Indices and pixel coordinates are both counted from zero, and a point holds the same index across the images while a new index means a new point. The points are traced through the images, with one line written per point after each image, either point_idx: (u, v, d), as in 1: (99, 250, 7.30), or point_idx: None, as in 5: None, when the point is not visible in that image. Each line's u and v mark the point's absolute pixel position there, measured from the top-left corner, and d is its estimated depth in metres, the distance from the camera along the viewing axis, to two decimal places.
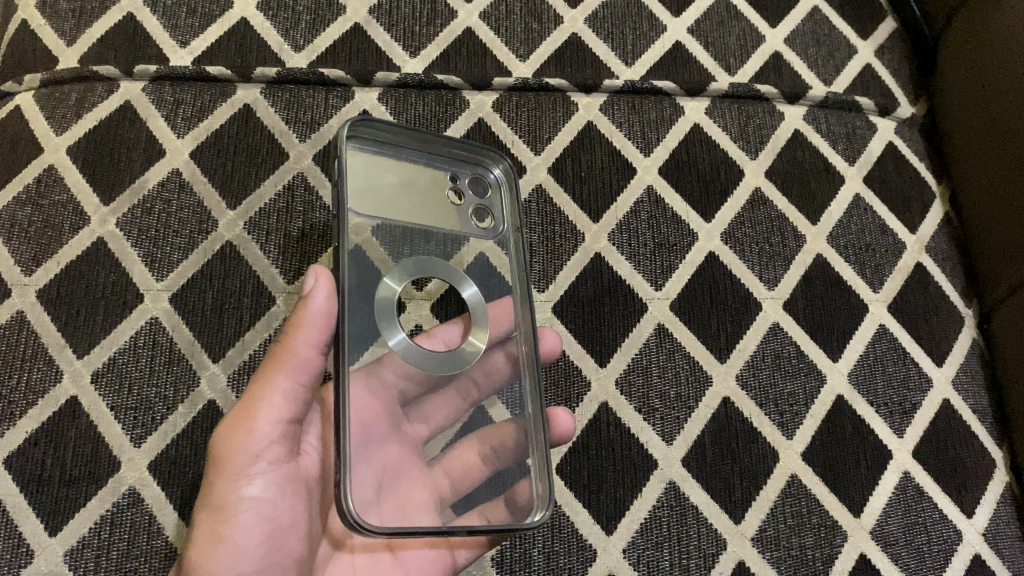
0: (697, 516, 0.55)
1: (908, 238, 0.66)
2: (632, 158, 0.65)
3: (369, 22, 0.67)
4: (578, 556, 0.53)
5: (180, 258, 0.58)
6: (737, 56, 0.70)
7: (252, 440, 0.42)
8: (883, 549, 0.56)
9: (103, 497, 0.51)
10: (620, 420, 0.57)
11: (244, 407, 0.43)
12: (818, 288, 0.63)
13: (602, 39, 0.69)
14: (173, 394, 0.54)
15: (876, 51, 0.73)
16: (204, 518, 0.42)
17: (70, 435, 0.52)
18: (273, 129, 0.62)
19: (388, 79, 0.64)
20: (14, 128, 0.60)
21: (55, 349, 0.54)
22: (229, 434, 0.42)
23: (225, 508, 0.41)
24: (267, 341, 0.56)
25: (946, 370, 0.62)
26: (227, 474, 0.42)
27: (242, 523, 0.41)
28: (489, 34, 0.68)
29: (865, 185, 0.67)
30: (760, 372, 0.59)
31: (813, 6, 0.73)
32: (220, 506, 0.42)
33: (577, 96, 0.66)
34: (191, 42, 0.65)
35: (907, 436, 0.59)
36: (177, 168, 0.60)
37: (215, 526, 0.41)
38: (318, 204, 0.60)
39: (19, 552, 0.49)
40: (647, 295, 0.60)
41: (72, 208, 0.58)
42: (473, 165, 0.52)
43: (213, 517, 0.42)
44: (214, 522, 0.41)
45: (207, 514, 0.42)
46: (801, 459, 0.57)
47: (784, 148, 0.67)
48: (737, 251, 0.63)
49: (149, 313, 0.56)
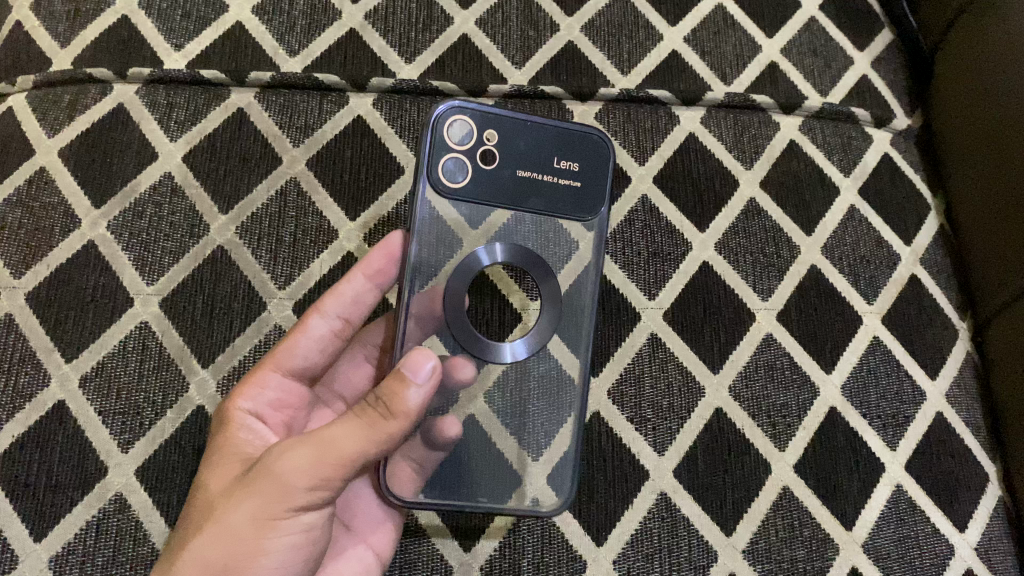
0: (688, 528, 0.55)
1: (903, 250, 0.65)
2: (627, 166, 0.64)
3: (364, 28, 0.67)
4: (567, 567, 0.53)
5: (171, 262, 0.57)
6: (733, 66, 0.70)
7: (314, 482, 0.38)
8: (874, 562, 0.56)
9: (90, 502, 0.50)
10: (611, 430, 0.56)
11: (320, 438, 0.38)
12: (812, 299, 0.62)
13: (598, 47, 0.69)
14: (161, 399, 0.54)
15: (873, 62, 0.73)
16: (228, 532, 0.38)
17: (57, 439, 0.52)
18: (267, 134, 0.62)
19: (382, 85, 0.64)
20: (6, 129, 0.60)
21: (43, 353, 0.54)
22: (289, 464, 0.38)
23: (262, 534, 0.38)
24: (256, 347, 0.56)
25: (940, 384, 0.61)
26: (278, 503, 0.38)
27: (277, 548, 0.39)
28: (485, 41, 0.68)
29: (860, 197, 0.67)
30: (753, 383, 0.59)
31: (810, 17, 0.73)
32: (257, 531, 0.38)
33: (572, 104, 0.66)
34: (186, 45, 0.65)
35: (899, 449, 0.59)
36: (169, 172, 0.60)
37: (241, 550, 0.38)
38: (310, 210, 0.60)
39: (3, 557, 0.49)
40: (640, 304, 0.60)
41: (63, 211, 0.58)
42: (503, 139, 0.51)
43: (243, 541, 0.38)
44: (241, 543, 0.38)
45: (252, 518, 0.38)
46: (793, 471, 0.57)
47: (780, 158, 0.67)
48: (731, 261, 0.63)
49: (139, 317, 0.55)
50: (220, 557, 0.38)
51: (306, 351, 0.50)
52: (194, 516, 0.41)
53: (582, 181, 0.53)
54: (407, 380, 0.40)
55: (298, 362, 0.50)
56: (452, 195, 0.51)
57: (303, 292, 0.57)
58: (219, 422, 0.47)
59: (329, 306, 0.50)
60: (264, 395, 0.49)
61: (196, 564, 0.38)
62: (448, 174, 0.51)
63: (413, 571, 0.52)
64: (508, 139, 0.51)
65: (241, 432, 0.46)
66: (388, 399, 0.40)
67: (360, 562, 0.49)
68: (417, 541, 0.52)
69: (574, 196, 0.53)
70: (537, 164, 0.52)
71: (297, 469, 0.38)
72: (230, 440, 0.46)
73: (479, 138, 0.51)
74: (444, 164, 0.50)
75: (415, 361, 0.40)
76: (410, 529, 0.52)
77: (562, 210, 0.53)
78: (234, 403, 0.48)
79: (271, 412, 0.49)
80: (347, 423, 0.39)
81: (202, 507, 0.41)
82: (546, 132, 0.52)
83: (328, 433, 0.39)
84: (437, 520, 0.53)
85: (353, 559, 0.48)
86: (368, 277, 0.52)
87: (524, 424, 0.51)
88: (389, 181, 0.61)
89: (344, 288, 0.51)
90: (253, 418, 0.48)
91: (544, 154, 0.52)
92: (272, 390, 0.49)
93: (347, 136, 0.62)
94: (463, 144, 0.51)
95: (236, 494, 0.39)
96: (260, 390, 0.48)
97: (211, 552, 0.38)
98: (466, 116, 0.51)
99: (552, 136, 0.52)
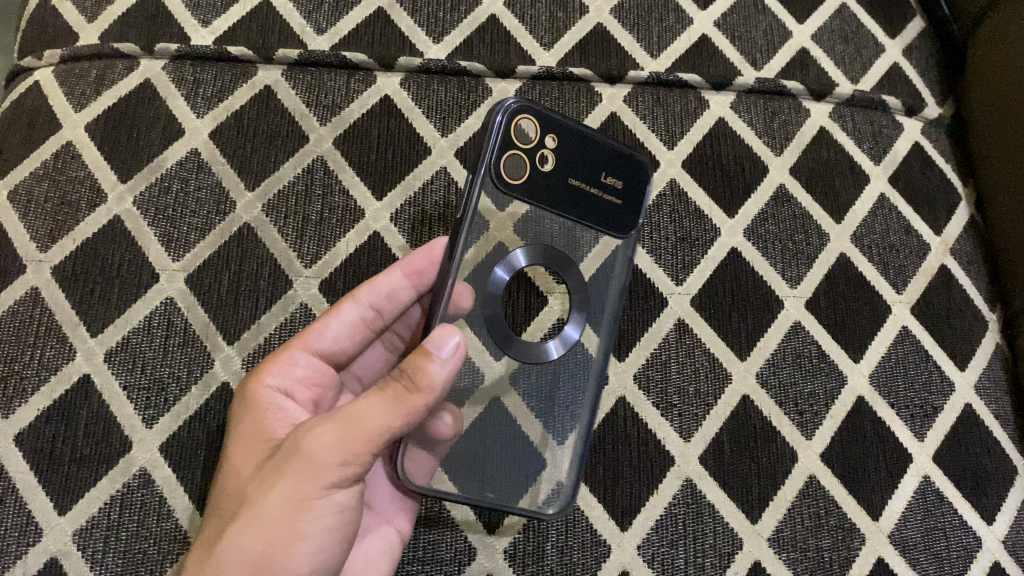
0: (712, 514, 0.54)
1: (933, 239, 0.65)
2: (655, 151, 0.64)
3: (392, 7, 0.67)
4: (591, 552, 0.52)
5: (197, 238, 0.57)
6: (763, 51, 0.69)
7: (341, 462, 0.38)
8: (901, 553, 0.55)
9: (114, 477, 0.50)
10: (637, 415, 0.56)
11: (346, 416, 0.38)
12: (841, 287, 0.62)
13: (627, 31, 0.68)
14: (186, 375, 0.53)
15: (905, 50, 0.72)
16: (264, 517, 0.38)
17: (82, 413, 0.52)
18: (293, 112, 0.61)
19: (409, 64, 0.63)
20: (33, 103, 0.60)
21: (69, 327, 0.54)
22: (317, 442, 0.38)
23: (298, 517, 0.38)
24: (283, 325, 0.55)
25: (968, 375, 0.61)
26: (309, 486, 0.38)
27: (313, 533, 0.39)
28: (514, 22, 0.67)
29: (890, 185, 0.66)
30: (780, 371, 0.58)
31: (842, 3, 0.72)
32: (293, 513, 0.38)
33: (601, 87, 0.65)
34: (213, 22, 0.64)
35: (927, 440, 0.58)
36: (196, 148, 0.59)
37: (279, 534, 0.38)
38: (337, 188, 0.59)
39: (28, 530, 0.49)
40: (667, 290, 0.60)
41: (89, 186, 0.58)
42: (547, 129, 0.49)
43: (280, 525, 0.38)
44: (279, 528, 0.38)
45: (285, 502, 0.38)
46: (820, 460, 0.56)
47: (810, 145, 0.66)
48: (759, 248, 0.62)
49: (164, 293, 0.55)
50: (259, 542, 0.38)
51: (335, 333, 0.49)
52: (229, 501, 0.41)
53: (625, 200, 0.53)
54: (431, 355, 0.40)
55: (328, 344, 0.49)
56: (505, 191, 0.48)
57: (329, 271, 0.57)
58: (245, 400, 0.46)
59: (363, 295, 0.50)
60: (292, 373, 0.48)
61: (236, 550, 0.38)
62: (511, 160, 0.48)
63: (439, 552, 0.51)
64: (572, 147, 0.50)
65: (268, 413, 0.46)
66: (412, 373, 0.40)
67: (383, 541, 0.49)
68: (441, 522, 0.52)
69: (615, 214, 0.53)
70: (590, 177, 0.51)
71: (327, 447, 0.38)
72: (258, 420, 0.45)
73: (541, 136, 0.49)
74: (506, 157, 0.48)
75: (440, 337, 0.40)
76: (433, 511, 0.52)
77: (602, 224, 0.53)
78: (261, 381, 0.47)
79: (300, 388, 0.48)
80: (372, 398, 0.39)
81: (235, 492, 0.41)
82: (603, 149, 0.51)
83: (357, 411, 0.38)
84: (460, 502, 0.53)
85: (376, 538, 0.49)
86: (407, 274, 0.51)
87: (551, 409, 0.51)
88: (416, 161, 0.61)
89: (381, 280, 0.50)
90: (281, 398, 0.47)
91: (595, 167, 0.51)
92: (300, 367, 0.48)
93: (374, 115, 0.62)
94: (526, 140, 0.48)
95: (269, 477, 0.39)
96: (288, 368, 0.48)
97: (250, 539, 0.38)
98: (531, 113, 0.48)
99: (604, 149, 0.51)
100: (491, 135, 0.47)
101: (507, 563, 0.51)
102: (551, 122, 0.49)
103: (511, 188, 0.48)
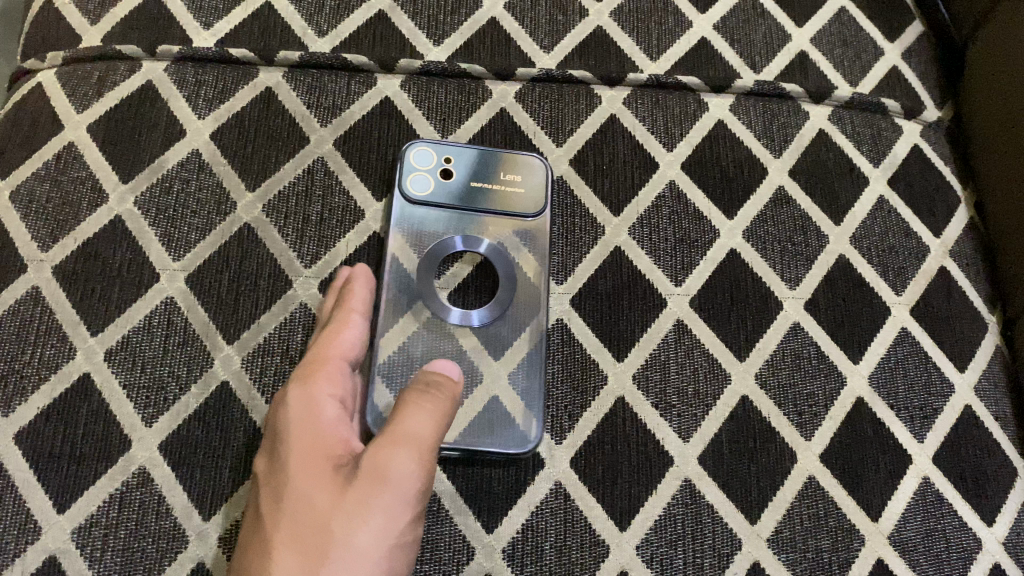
0: (712, 515, 0.54)
1: (932, 242, 0.65)
2: (654, 152, 0.64)
3: (393, 10, 0.67)
4: (590, 552, 0.52)
5: (198, 238, 0.57)
6: (763, 54, 0.70)
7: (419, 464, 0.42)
8: (900, 555, 0.55)
9: (113, 475, 0.50)
10: (636, 415, 0.56)
11: (396, 434, 0.43)
12: (840, 289, 0.62)
13: (627, 34, 0.69)
14: (186, 374, 0.53)
15: (904, 53, 0.72)
16: (379, 529, 0.40)
17: (81, 411, 0.52)
18: (294, 114, 0.62)
19: (410, 67, 0.64)
20: (36, 105, 0.60)
21: (69, 326, 0.54)
22: (400, 465, 0.42)
23: (403, 515, 0.42)
24: (282, 324, 0.55)
25: (969, 377, 0.61)
26: (407, 487, 0.42)
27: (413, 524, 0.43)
28: (514, 25, 0.68)
29: (889, 187, 0.66)
30: (780, 372, 0.58)
31: (840, 7, 0.73)
32: (397, 510, 0.41)
33: (600, 89, 0.66)
34: (215, 25, 0.65)
35: (927, 441, 0.58)
36: (197, 149, 0.60)
37: (396, 530, 0.41)
38: (337, 189, 0.60)
39: (26, 528, 0.48)
40: (666, 291, 0.60)
41: (90, 186, 0.58)
42: (441, 148, 0.60)
43: (387, 529, 0.40)
44: (390, 524, 0.41)
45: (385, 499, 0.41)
46: (819, 460, 0.56)
47: (809, 147, 0.66)
48: (759, 250, 0.62)
49: (165, 293, 0.55)
50: (381, 549, 0.40)
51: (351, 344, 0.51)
52: (303, 530, 0.40)
53: (526, 191, 0.60)
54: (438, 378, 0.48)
55: (348, 343, 0.51)
56: (423, 203, 0.58)
57: (328, 271, 0.57)
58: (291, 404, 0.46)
59: (356, 316, 0.52)
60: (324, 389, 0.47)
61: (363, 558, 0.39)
62: (405, 176, 0.59)
63: (437, 551, 0.51)
64: (464, 164, 0.60)
65: (317, 426, 0.45)
66: (432, 394, 0.46)
67: None
68: (439, 520, 0.51)
69: (529, 201, 0.59)
70: (487, 179, 0.60)
71: (407, 464, 0.42)
72: (309, 431, 0.44)
73: (439, 158, 0.60)
74: (409, 177, 0.59)
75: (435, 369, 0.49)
76: (432, 510, 0.51)
77: (508, 216, 0.59)
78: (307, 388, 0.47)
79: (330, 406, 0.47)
80: (416, 415, 0.44)
81: (317, 513, 0.40)
82: (493, 155, 0.60)
83: (402, 428, 0.43)
84: (459, 500, 0.52)
85: None
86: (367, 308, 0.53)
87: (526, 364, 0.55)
88: None
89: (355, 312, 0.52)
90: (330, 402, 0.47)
91: (493, 174, 0.60)
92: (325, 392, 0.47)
93: (374, 117, 0.62)
94: (426, 163, 0.59)
95: (359, 496, 0.40)
96: (324, 384, 0.47)
97: (367, 543, 0.40)
98: (432, 146, 0.60)
99: (499, 157, 0.60)
100: (402, 156, 0.59)
101: (506, 563, 0.51)
102: (444, 145, 0.60)
103: (405, 191, 0.58)
